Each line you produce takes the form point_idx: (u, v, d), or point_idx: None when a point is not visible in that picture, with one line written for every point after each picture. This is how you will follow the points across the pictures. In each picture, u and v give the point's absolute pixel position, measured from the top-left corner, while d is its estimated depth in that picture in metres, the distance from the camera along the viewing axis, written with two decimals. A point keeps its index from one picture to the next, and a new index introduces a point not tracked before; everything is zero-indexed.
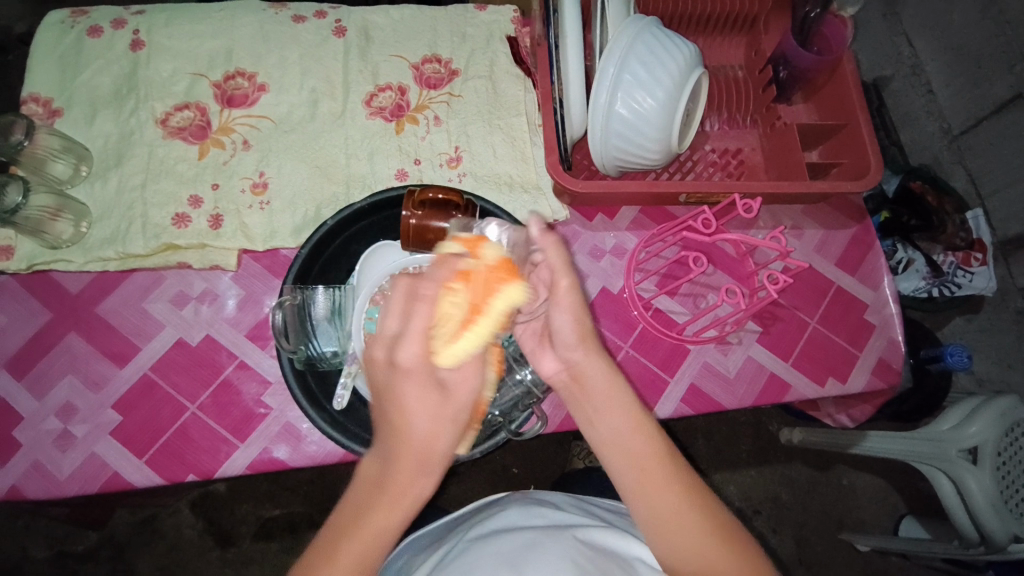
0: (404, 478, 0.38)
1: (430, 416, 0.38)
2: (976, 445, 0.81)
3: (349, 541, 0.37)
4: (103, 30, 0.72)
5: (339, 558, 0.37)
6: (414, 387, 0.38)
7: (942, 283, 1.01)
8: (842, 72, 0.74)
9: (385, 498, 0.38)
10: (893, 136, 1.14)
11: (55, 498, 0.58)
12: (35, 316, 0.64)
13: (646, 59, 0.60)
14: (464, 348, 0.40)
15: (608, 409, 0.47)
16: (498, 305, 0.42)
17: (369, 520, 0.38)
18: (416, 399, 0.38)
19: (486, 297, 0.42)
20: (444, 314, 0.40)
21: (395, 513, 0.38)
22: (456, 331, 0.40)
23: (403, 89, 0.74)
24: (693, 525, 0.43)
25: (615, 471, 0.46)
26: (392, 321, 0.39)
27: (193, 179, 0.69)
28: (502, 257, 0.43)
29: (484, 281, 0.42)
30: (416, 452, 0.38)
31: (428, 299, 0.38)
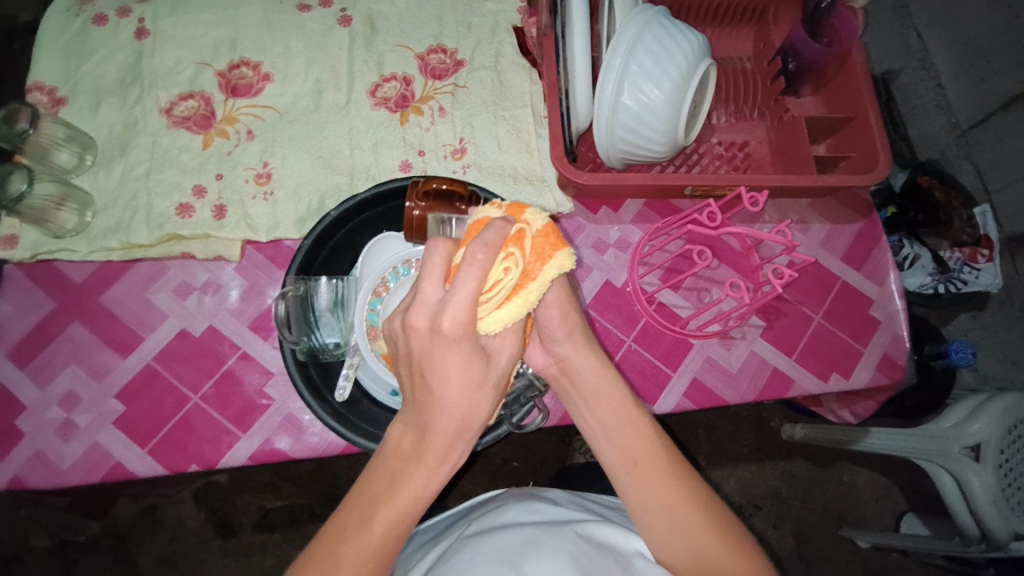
0: (441, 445, 0.38)
1: (470, 386, 0.38)
2: (979, 442, 0.81)
3: (383, 511, 0.38)
4: (108, 18, 0.72)
5: (375, 528, 0.37)
6: (458, 358, 0.37)
7: (948, 279, 1.00)
8: (851, 65, 0.73)
9: (421, 467, 0.38)
10: (902, 130, 1.12)
11: (58, 486, 0.58)
12: (39, 305, 0.64)
13: (653, 50, 0.60)
14: (509, 314, 0.38)
15: (597, 402, 0.48)
16: (549, 272, 0.40)
17: (405, 490, 0.38)
18: (462, 369, 0.37)
19: (537, 263, 0.39)
20: (493, 280, 0.37)
21: (430, 481, 0.39)
22: (504, 298, 0.38)
23: (407, 79, 0.74)
24: (685, 516, 0.45)
25: (608, 463, 0.48)
26: (435, 289, 0.36)
27: (197, 169, 0.69)
28: (550, 222, 0.41)
29: (534, 247, 0.40)
30: (452, 422, 0.38)
31: (483, 264, 0.34)
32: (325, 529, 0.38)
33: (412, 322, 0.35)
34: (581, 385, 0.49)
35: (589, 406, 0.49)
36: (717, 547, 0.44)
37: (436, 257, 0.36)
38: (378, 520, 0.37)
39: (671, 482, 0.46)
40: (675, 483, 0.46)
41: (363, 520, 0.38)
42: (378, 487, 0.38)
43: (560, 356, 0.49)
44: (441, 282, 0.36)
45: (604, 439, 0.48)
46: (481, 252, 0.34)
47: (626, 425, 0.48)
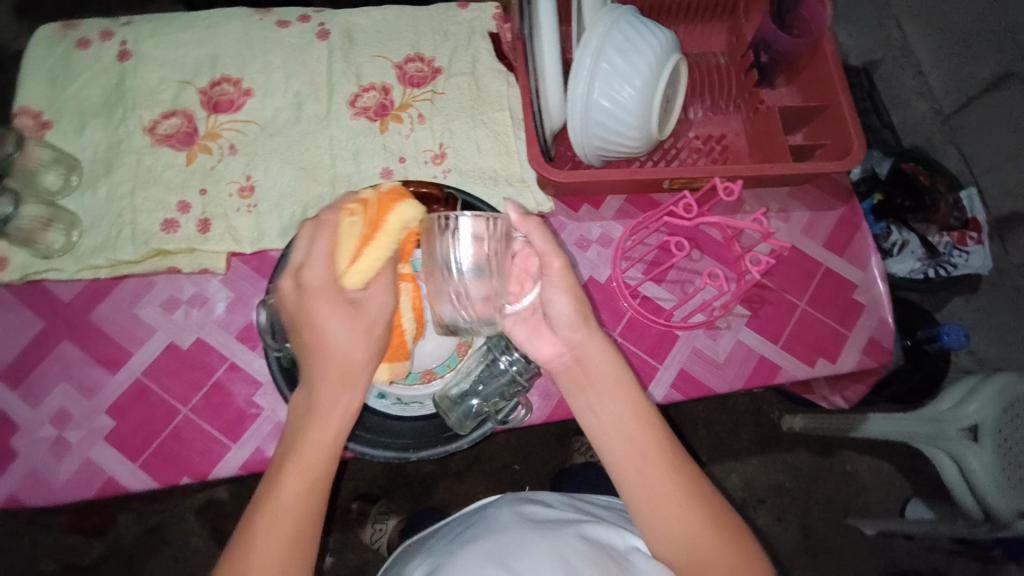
0: (329, 392, 0.44)
1: (343, 332, 0.44)
2: (976, 424, 0.81)
3: (293, 461, 0.43)
4: (91, 42, 0.73)
5: (287, 479, 0.42)
6: (325, 307, 0.44)
7: (938, 263, 1.01)
8: (822, 54, 0.74)
9: (316, 414, 0.44)
10: (885, 118, 1.13)
11: (52, 504, 0.59)
12: (29, 324, 0.65)
13: (622, 47, 0.61)
14: (365, 263, 0.45)
15: (608, 392, 0.48)
16: (392, 221, 0.47)
17: (307, 436, 0.43)
18: (330, 318, 0.44)
19: (382, 216, 0.47)
20: (343, 236, 0.45)
21: (328, 427, 0.44)
22: (356, 250, 0.45)
23: (386, 89, 0.75)
24: (688, 512, 0.45)
25: (614, 458, 0.47)
26: (299, 253, 0.45)
27: (182, 185, 0.70)
28: (394, 188, 0.51)
29: (379, 205, 0.48)
30: (336, 369, 0.44)
31: (326, 225, 0.46)
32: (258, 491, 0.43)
33: (287, 287, 0.45)
34: (597, 376, 0.49)
35: (603, 398, 0.48)
36: (712, 545, 0.44)
37: (303, 232, 0.47)
38: (290, 474, 0.42)
39: (674, 477, 0.46)
40: (679, 478, 0.46)
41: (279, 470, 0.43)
42: (288, 442, 0.44)
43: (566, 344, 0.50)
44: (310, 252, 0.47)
45: (613, 430, 0.47)
46: (328, 217, 0.46)
47: (637, 419, 0.47)
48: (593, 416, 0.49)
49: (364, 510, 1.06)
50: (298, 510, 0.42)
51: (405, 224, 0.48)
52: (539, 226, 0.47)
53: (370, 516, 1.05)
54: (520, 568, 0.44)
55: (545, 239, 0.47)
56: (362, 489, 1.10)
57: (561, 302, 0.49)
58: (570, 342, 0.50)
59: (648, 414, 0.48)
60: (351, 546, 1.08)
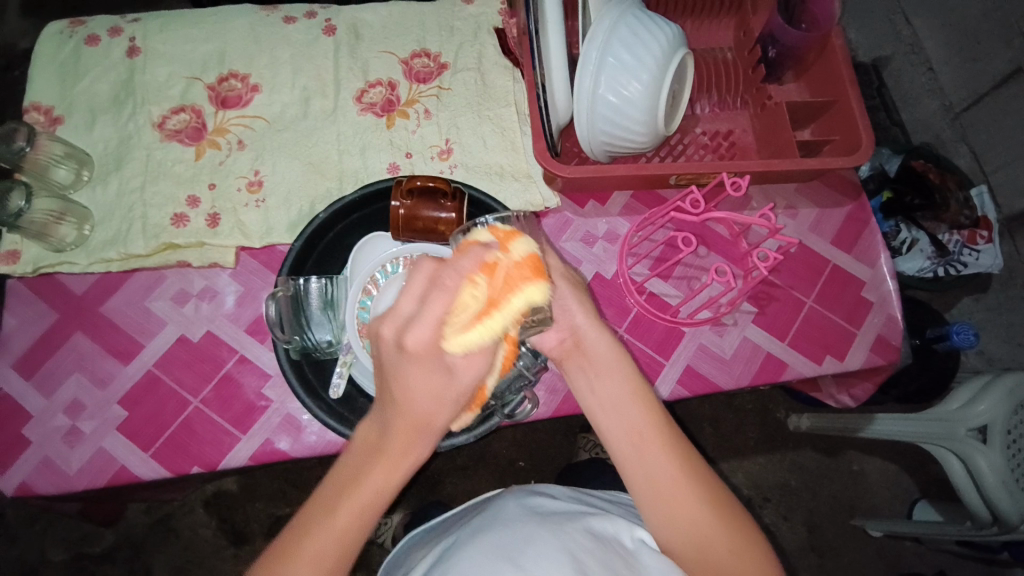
0: (401, 444, 0.39)
1: (431, 395, 0.37)
2: (985, 424, 0.80)
3: (350, 501, 0.39)
4: (100, 38, 0.74)
5: (339, 516, 0.39)
6: (416, 368, 0.36)
7: (948, 262, 0.99)
8: (831, 49, 0.74)
9: (382, 461, 0.39)
10: (894, 115, 1.13)
11: (65, 493, 0.60)
12: (42, 317, 0.66)
13: (629, 42, 0.61)
14: (474, 338, 0.36)
15: (608, 372, 0.49)
16: (516, 302, 0.38)
17: (368, 480, 0.39)
18: (420, 378, 0.37)
19: (507, 294, 0.38)
20: (461, 303, 0.36)
21: (394, 477, 0.39)
22: (469, 322, 0.36)
23: (393, 84, 0.75)
24: (687, 494, 0.45)
25: (612, 437, 0.48)
26: (407, 303, 0.36)
27: (191, 180, 0.70)
28: (531, 254, 0.40)
29: (507, 274, 0.39)
30: (412, 424, 0.38)
31: (451, 287, 0.36)
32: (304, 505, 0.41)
33: (381, 329, 0.36)
34: (593, 357, 0.50)
35: (602, 380, 0.49)
36: (711, 528, 0.45)
37: (418, 276, 0.36)
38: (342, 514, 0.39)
39: (674, 459, 0.46)
40: (679, 461, 0.46)
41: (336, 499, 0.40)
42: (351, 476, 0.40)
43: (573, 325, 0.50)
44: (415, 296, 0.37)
45: (609, 411, 0.48)
46: (450, 279, 0.36)
47: (637, 402, 0.48)
48: (590, 396, 0.50)
49: None
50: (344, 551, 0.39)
51: (528, 304, 0.39)
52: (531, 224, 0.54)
53: None
54: (525, 563, 0.44)
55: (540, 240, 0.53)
56: None
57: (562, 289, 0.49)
58: (572, 325, 0.50)
59: (648, 397, 0.49)
60: None
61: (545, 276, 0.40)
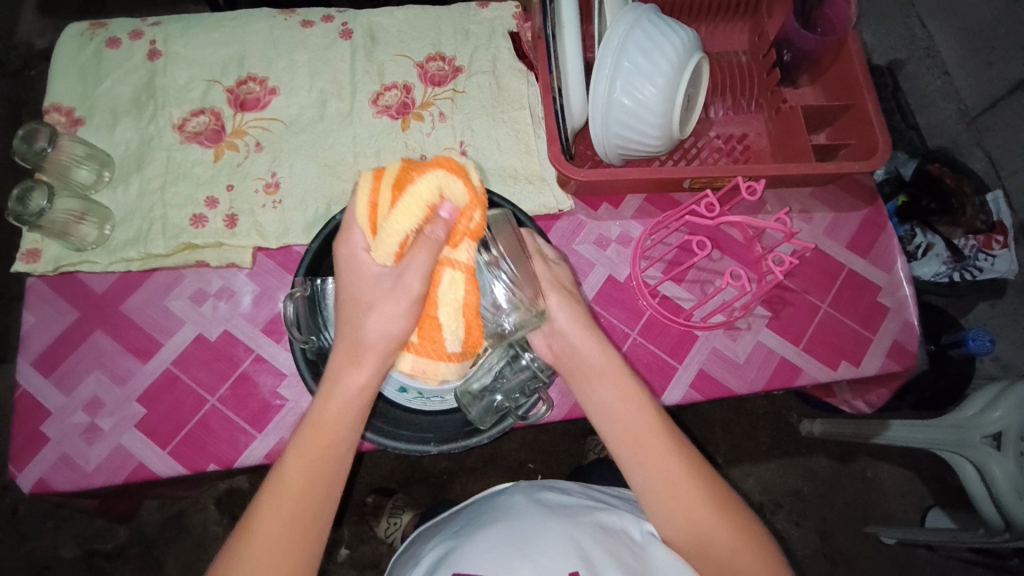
0: (340, 364, 0.44)
1: (356, 307, 0.43)
2: (1000, 431, 0.79)
3: (303, 425, 0.44)
4: (121, 41, 0.75)
5: (294, 443, 0.43)
6: (348, 281, 0.44)
7: (964, 267, 0.98)
8: (847, 52, 0.73)
9: (327, 386, 0.44)
10: (911, 119, 1.10)
11: (83, 489, 0.61)
12: (63, 315, 0.67)
13: (644, 46, 0.61)
14: (387, 232, 0.41)
15: (604, 377, 0.49)
16: (418, 189, 0.42)
17: (317, 404, 0.44)
18: (350, 289, 0.44)
19: (405, 184, 0.42)
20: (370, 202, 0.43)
21: (336, 402, 0.43)
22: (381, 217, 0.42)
23: (408, 87, 0.76)
24: (690, 494, 0.45)
25: (611, 440, 0.48)
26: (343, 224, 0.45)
27: (210, 181, 0.71)
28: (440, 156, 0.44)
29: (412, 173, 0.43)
30: (349, 342, 0.44)
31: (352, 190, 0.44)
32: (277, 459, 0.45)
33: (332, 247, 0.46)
34: (588, 363, 0.49)
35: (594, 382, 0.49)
36: (716, 525, 0.45)
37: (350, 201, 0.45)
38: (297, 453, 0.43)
39: (671, 456, 0.46)
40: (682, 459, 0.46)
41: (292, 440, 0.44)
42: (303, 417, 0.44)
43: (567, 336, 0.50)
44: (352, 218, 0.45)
45: (604, 409, 0.48)
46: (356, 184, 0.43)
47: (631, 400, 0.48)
48: (591, 400, 0.49)
49: (381, 503, 1.07)
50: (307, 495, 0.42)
51: (432, 193, 0.42)
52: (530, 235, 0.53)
53: (386, 509, 1.06)
54: (536, 556, 0.46)
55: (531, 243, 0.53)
56: (377, 483, 1.12)
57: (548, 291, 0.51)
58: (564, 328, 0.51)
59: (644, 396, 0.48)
60: (367, 539, 1.10)
61: (449, 166, 0.43)
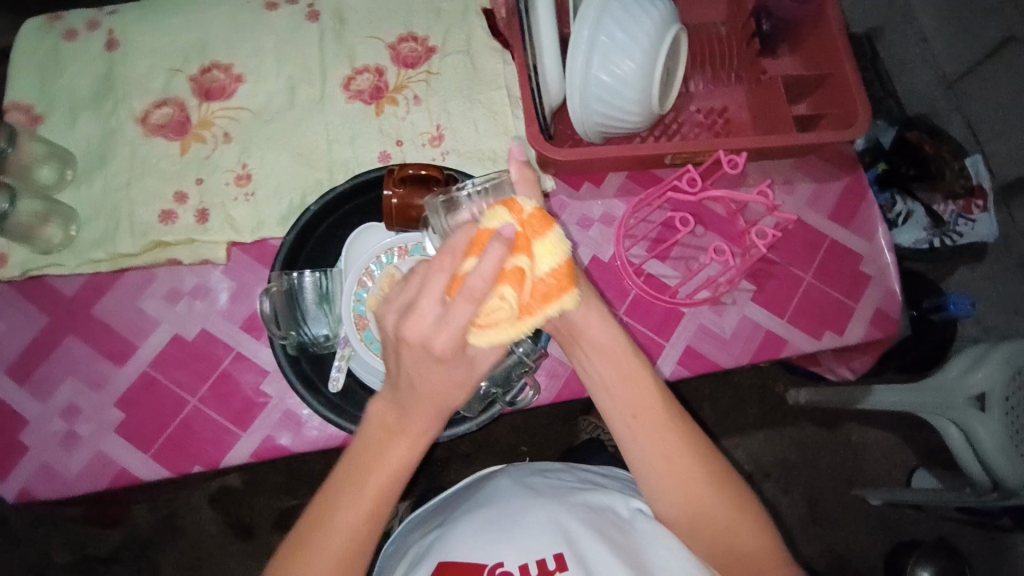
0: (419, 422, 0.40)
1: (446, 379, 0.38)
2: (983, 392, 0.80)
3: (371, 479, 0.40)
4: (77, 33, 0.72)
5: (362, 497, 0.40)
6: (438, 363, 0.37)
7: (943, 233, 0.97)
8: (826, 21, 0.72)
9: (402, 441, 0.40)
10: (888, 86, 1.08)
11: (66, 497, 0.59)
12: (33, 320, 0.65)
13: (621, 20, 0.59)
14: (501, 341, 0.39)
15: (598, 355, 0.45)
16: (550, 313, 0.40)
17: (389, 459, 0.40)
18: (440, 370, 0.38)
19: (540, 306, 0.40)
20: (489, 311, 0.37)
21: (403, 455, 0.40)
22: (502, 326, 0.38)
23: (380, 70, 0.73)
24: (687, 471, 0.44)
25: (607, 414, 0.46)
26: (431, 306, 0.35)
27: (178, 175, 0.69)
28: (567, 260, 0.41)
29: (544, 288, 0.40)
30: (431, 404, 0.39)
31: (478, 294, 0.35)
32: (301, 518, 0.41)
33: (406, 335, 0.35)
34: (583, 340, 0.45)
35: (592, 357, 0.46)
36: (710, 500, 0.44)
37: (439, 277, 0.35)
38: (338, 533, 0.40)
39: (671, 435, 0.44)
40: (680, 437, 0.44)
41: (330, 512, 0.40)
42: (345, 489, 0.40)
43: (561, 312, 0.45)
44: (440, 297, 0.35)
45: (605, 389, 0.46)
46: (480, 290, 0.35)
47: (631, 378, 0.45)
48: (589, 374, 0.47)
49: None
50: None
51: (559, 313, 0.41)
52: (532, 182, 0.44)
53: None
54: (518, 534, 0.46)
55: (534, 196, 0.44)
56: None
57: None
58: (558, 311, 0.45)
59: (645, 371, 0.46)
60: None
61: (578, 284, 0.42)
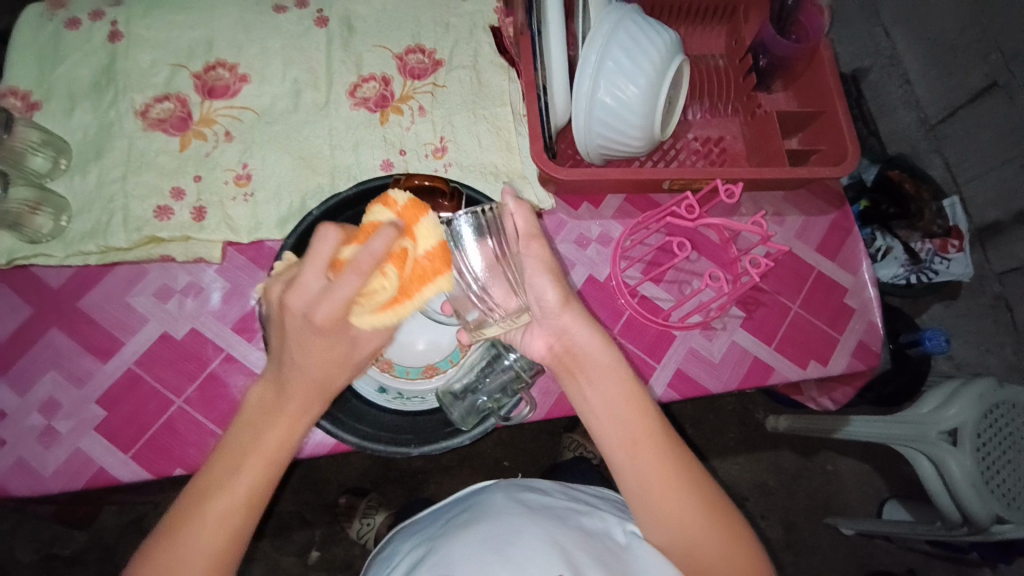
0: (299, 396, 0.42)
1: (328, 362, 0.41)
2: (955, 427, 0.83)
3: (252, 457, 0.41)
4: (80, 22, 0.71)
5: (241, 477, 0.41)
6: (320, 344, 0.40)
7: (920, 270, 1.03)
8: (819, 60, 0.75)
9: (282, 413, 0.42)
10: (871, 125, 1.14)
11: (39, 495, 0.57)
12: (16, 311, 0.63)
13: (628, 46, 0.61)
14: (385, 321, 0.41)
15: (599, 377, 0.47)
16: (427, 293, 0.42)
17: (267, 436, 0.41)
18: (324, 351, 0.41)
19: (419, 288, 0.41)
20: (371, 291, 0.40)
21: (278, 431, 0.42)
22: (385, 305, 0.41)
23: (386, 80, 0.74)
24: (681, 500, 0.45)
25: (608, 444, 0.46)
26: (314, 280, 0.39)
27: (175, 171, 0.68)
28: (441, 244, 0.42)
29: (420, 270, 0.41)
30: (311, 385, 0.42)
31: (364, 269, 0.38)
32: (179, 499, 0.41)
33: (288, 302, 0.39)
34: (585, 364, 0.47)
35: (593, 384, 0.47)
36: (703, 524, 0.45)
37: (323, 245, 0.38)
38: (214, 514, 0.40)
39: (669, 463, 0.45)
40: (673, 463, 0.45)
41: (207, 489, 0.41)
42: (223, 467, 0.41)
43: (562, 328, 0.48)
44: (321, 272, 0.39)
45: (604, 420, 0.46)
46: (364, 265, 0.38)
47: (630, 402, 0.46)
48: (586, 402, 0.48)
49: (353, 504, 1.05)
50: (215, 561, 0.40)
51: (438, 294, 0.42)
52: (530, 212, 0.45)
53: (358, 509, 1.04)
54: (513, 553, 0.46)
55: (528, 220, 0.45)
56: (348, 483, 1.10)
57: (543, 288, 0.46)
58: (557, 330, 0.48)
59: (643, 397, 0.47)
60: (338, 540, 1.08)
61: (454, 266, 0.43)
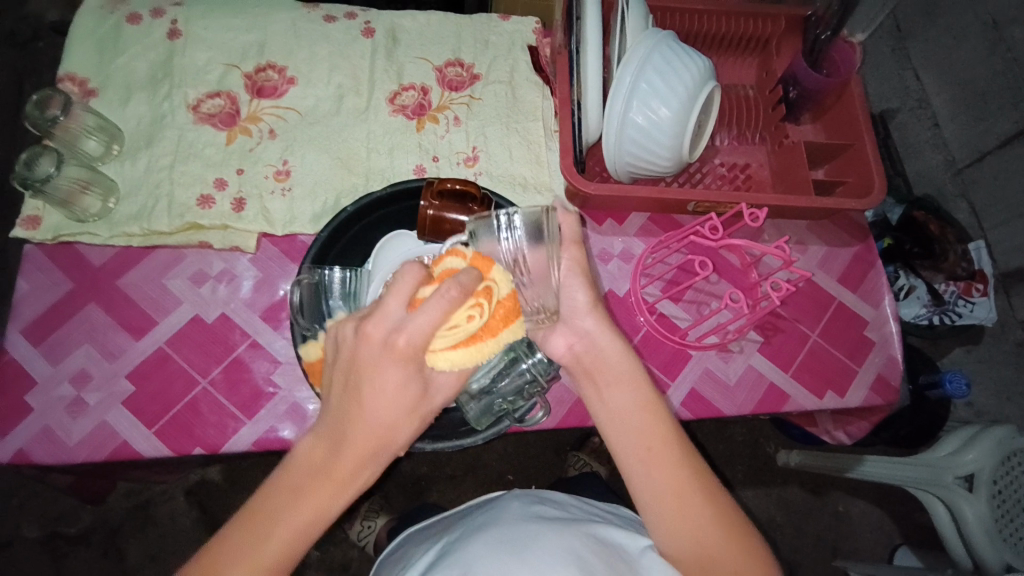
0: (353, 461, 0.40)
1: (396, 408, 0.41)
2: (972, 473, 0.81)
3: (287, 513, 0.40)
4: (142, 18, 0.75)
5: (277, 530, 0.39)
6: (398, 377, 0.41)
7: (942, 311, 1.02)
8: (849, 95, 0.77)
9: (329, 479, 0.40)
10: (899, 166, 1.14)
11: (63, 463, 0.59)
12: (58, 285, 0.66)
13: (662, 70, 0.63)
14: (459, 358, 0.45)
15: (620, 380, 0.49)
16: (502, 335, 0.48)
17: (308, 501, 0.40)
18: (395, 392, 0.41)
19: (497, 327, 0.47)
20: (455, 325, 0.44)
21: (321, 492, 0.40)
22: (459, 343, 0.44)
23: (425, 89, 0.77)
24: (694, 509, 0.45)
25: (621, 444, 0.47)
26: (397, 308, 0.41)
27: (220, 163, 0.71)
28: (511, 292, 0.48)
29: (497, 310, 0.47)
30: (373, 439, 0.41)
31: (452, 299, 0.41)
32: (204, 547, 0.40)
33: (369, 330, 0.40)
34: (604, 367, 0.50)
35: (610, 385, 0.49)
36: (717, 535, 0.44)
37: (408, 279, 0.42)
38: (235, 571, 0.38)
39: (681, 467, 0.46)
40: (688, 470, 0.46)
41: (238, 546, 0.39)
42: (259, 519, 0.39)
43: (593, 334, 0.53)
44: (403, 303, 0.41)
45: (617, 417, 0.48)
46: (454, 291, 0.41)
47: (648, 404, 0.48)
48: (600, 404, 0.49)
49: (354, 506, 1.06)
50: None
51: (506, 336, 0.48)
52: (577, 223, 0.52)
53: (360, 511, 1.04)
54: (531, 555, 0.47)
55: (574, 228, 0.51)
56: None
57: (574, 288, 0.52)
58: (581, 332, 0.52)
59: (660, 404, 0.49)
60: (338, 542, 1.08)
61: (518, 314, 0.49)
